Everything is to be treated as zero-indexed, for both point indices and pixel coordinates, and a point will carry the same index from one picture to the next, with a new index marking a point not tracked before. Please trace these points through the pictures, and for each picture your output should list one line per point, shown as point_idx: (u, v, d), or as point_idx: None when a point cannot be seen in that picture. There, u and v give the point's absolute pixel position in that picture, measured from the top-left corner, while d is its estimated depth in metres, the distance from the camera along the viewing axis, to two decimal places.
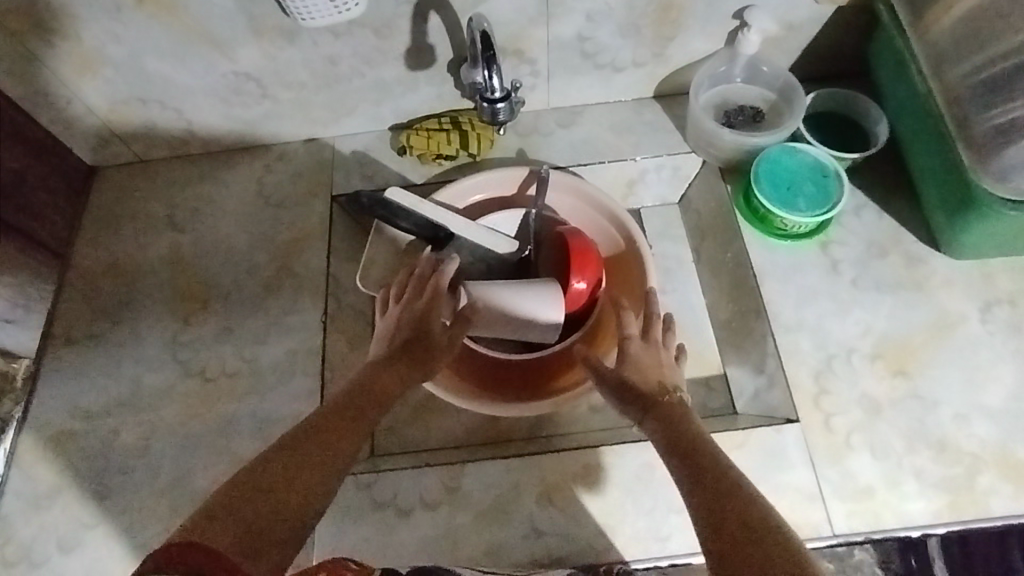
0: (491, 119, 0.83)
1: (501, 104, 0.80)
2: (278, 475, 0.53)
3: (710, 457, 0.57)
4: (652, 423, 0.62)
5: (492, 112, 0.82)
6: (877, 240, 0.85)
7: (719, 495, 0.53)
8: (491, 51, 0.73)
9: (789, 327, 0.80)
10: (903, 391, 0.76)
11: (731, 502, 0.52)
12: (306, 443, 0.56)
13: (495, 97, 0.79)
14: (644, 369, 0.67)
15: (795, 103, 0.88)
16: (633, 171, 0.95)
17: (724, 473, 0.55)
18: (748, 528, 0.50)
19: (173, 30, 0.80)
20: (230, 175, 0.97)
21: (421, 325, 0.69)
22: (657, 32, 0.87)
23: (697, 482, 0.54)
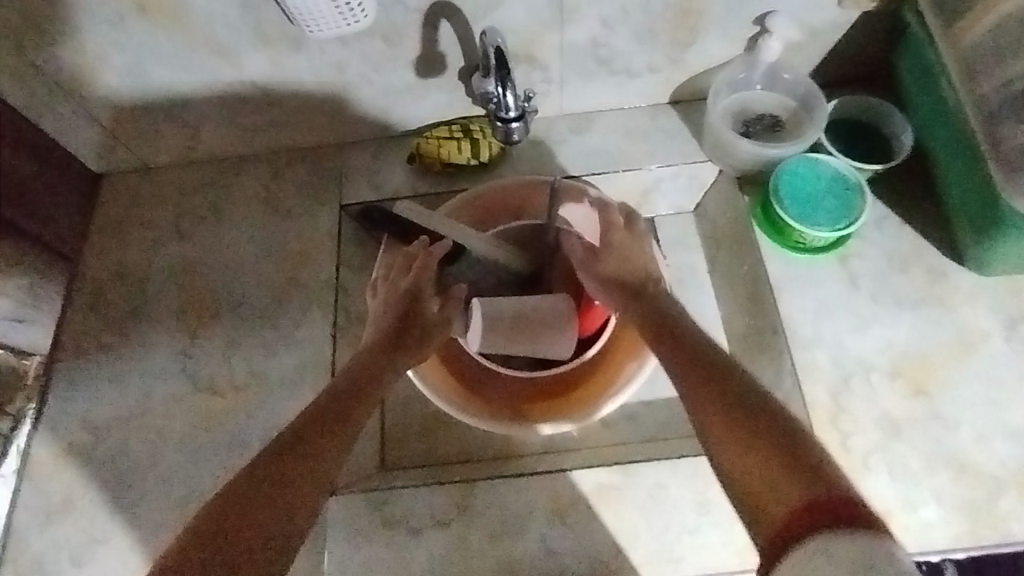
0: (505, 140, 0.80)
1: (516, 122, 0.77)
2: (267, 475, 0.57)
3: (710, 358, 0.64)
4: (658, 337, 0.69)
5: (507, 132, 0.79)
6: (899, 253, 0.82)
7: (723, 393, 0.60)
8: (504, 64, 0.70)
9: (807, 343, 0.79)
10: (924, 411, 0.74)
11: (733, 397, 0.60)
12: (297, 437, 0.60)
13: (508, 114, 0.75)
14: (642, 286, 0.75)
15: (816, 112, 0.86)
16: (648, 180, 0.93)
17: (724, 373, 0.62)
18: (755, 417, 0.58)
19: (178, 39, 0.78)
20: (237, 182, 0.95)
21: (405, 312, 0.74)
22: (674, 38, 0.84)
23: (705, 386, 0.61)
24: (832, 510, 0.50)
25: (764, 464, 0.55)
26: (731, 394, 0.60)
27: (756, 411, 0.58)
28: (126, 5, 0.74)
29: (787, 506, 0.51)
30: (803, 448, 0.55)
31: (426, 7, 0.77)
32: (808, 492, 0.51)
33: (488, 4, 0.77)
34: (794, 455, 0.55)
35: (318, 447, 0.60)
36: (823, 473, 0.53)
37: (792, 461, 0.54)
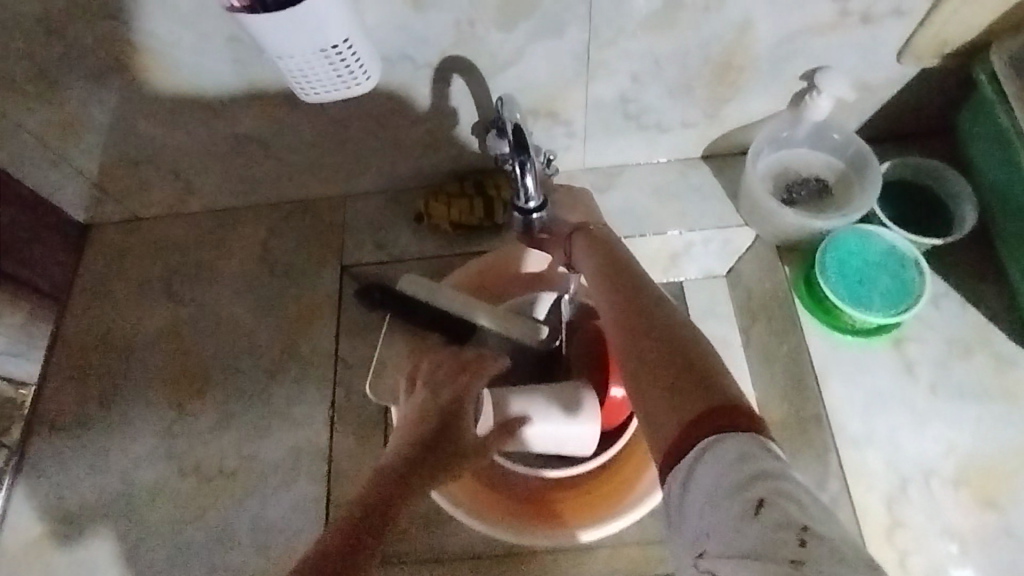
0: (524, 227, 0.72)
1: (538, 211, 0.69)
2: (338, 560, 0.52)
3: (650, 308, 0.58)
4: (601, 293, 0.65)
5: (527, 221, 0.71)
6: (961, 337, 0.74)
7: (649, 331, 0.56)
8: (524, 142, 0.61)
9: (857, 442, 0.70)
10: (992, 526, 0.66)
11: (658, 335, 0.55)
12: (360, 523, 0.55)
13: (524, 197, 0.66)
14: (598, 253, 0.70)
15: (868, 176, 0.77)
16: (677, 244, 0.85)
17: (656, 317, 0.57)
18: (672, 352, 0.52)
19: (166, 93, 0.72)
20: (231, 239, 0.87)
21: (449, 426, 0.62)
22: (711, 93, 0.76)
23: (631, 330, 0.57)
24: (714, 413, 0.46)
25: (658, 367, 0.52)
26: (658, 334, 0.55)
27: (672, 349, 0.53)
28: (106, 61, 0.67)
29: (661, 438, 0.48)
30: (710, 370, 0.49)
31: (437, 62, 0.69)
32: (698, 401, 0.47)
33: (505, 59, 0.69)
34: (694, 377, 0.49)
35: None
36: (722, 386, 0.48)
37: (687, 380, 0.49)
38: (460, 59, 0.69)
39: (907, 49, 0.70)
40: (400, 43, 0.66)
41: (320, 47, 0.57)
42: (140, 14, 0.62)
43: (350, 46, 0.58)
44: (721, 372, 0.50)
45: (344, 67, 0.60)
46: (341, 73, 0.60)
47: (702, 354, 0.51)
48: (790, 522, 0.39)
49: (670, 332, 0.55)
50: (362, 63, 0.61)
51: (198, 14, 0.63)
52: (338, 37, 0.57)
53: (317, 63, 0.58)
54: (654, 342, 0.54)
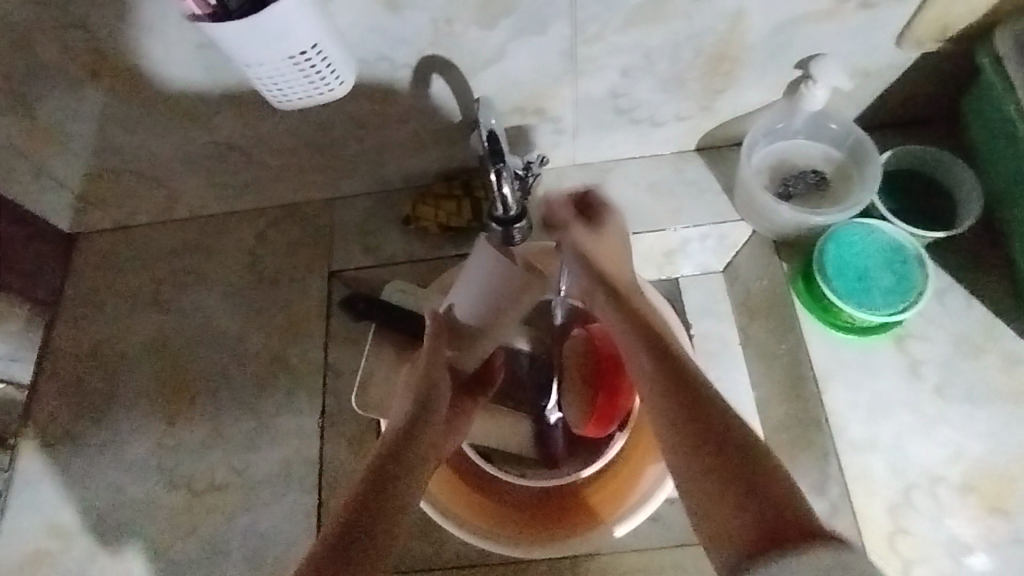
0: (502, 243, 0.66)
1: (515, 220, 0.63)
2: (366, 519, 0.54)
3: (693, 386, 0.58)
4: (632, 343, 0.63)
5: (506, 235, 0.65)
6: (967, 335, 0.71)
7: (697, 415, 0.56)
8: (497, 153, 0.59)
9: (859, 446, 0.68)
10: (999, 534, 0.64)
11: (707, 454, 0.53)
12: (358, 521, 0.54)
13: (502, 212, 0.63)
14: (609, 275, 0.67)
15: (868, 168, 0.75)
16: (672, 242, 0.82)
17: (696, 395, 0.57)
18: (728, 453, 0.53)
19: (142, 101, 0.70)
20: (218, 246, 0.86)
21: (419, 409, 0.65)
22: (704, 85, 0.73)
23: (676, 444, 0.56)
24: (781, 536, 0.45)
25: (718, 503, 0.51)
26: (705, 447, 0.54)
27: (720, 462, 0.52)
28: (77, 71, 0.65)
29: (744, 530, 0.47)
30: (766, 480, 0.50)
31: (417, 62, 0.67)
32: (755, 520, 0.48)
33: (487, 57, 0.67)
34: (758, 503, 0.49)
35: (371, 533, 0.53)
36: (789, 505, 0.48)
37: (748, 497, 0.49)
38: (441, 58, 0.66)
39: (907, 35, 0.67)
40: (377, 44, 0.64)
41: (290, 54, 0.54)
42: (107, 22, 0.60)
43: (321, 52, 0.56)
44: (784, 484, 0.50)
45: (318, 74, 0.58)
46: (314, 79, 0.58)
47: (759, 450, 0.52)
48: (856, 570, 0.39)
49: (718, 428, 0.54)
50: (335, 69, 0.58)
51: (168, 21, 0.61)
52: (308, 44, 0.54)
53: (287, 71, 0.56)
54: (702, 478, 0.53)
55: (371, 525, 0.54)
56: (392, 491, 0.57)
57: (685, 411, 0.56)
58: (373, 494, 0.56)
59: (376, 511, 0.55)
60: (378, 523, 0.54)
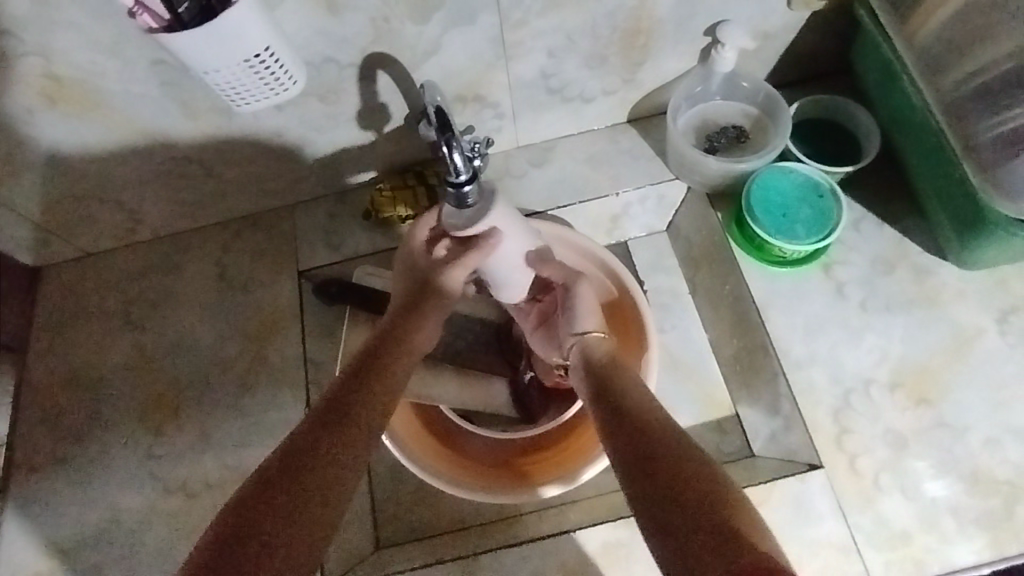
0: (456, 206, 0.65)
1: (469, 185, 0.62)
2: (287, 484, 0.51)
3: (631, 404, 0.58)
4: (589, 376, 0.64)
5: (459, 198, 0.64)
6: (882, 255, 0.80)
7: (644, 448, 0.52)
8: (442, 114, 0.60)
9: (801, 363, 0.76)
10: (929, 421, 0.72)
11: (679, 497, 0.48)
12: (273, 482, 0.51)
13: (456, 178, 0.62)
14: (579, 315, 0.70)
15: (780, 117, 0.83)
16: (616, 206, 0.89)
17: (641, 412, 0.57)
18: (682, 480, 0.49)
19: (98, 125, 0.73)
20: (187, 260, 0.89)
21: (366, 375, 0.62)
22: (625, 58, 0.80)
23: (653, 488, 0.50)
24: None
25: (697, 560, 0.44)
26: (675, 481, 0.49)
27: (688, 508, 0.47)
28: (31, 98, 0.68)
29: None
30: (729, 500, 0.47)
31: (361, 61, 0.71)
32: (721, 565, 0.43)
33: (425, 50, 0.72)
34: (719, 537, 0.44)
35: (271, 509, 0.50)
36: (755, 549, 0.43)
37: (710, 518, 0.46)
38: (382, 55, 0.72)
39: None
40: (322, 47, 0.69)
41: (243, 58, 0.59)
42: (59, 48, 0.63)
43: (273, 54, 0.61)
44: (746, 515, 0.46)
45: (271, 76, 0.63)
46: (268, 81, 0.63)
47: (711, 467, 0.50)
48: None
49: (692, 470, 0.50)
50: (286, 70, 0.63)
51: (117, 42, 0.64)
52: (259, 47, 0.59)
53: (242, 74, 0.60)
54: (681, 516, 0.47)
55: (298, 481, 0.51)
56: (322, 444, 0.54)
57: (636, 447, 0.53)
58: (302, 454, 0.53)
59: (300, 475, 0.52)
60: (306, 487, 0.51)
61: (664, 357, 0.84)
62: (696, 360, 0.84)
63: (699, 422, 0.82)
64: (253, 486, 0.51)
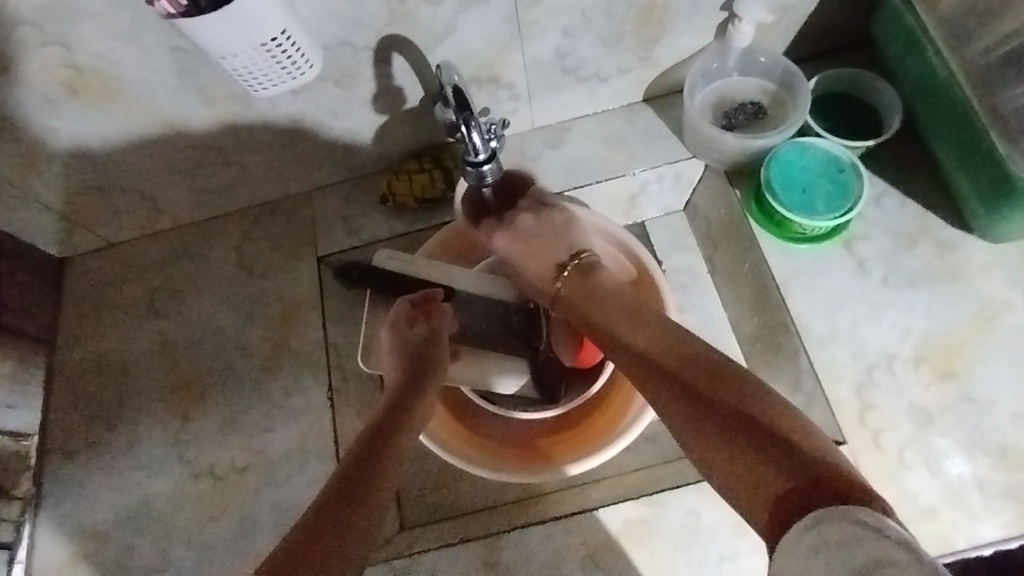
0: (476, 183, 0.70)
1: (488, 164, 0.67)
2: (347, 503, 0.56)
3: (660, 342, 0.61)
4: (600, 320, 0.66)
5: (479, 176, 0.69)
6: (904, 229, 0.79)
7: (696, 395, 0.55)
8: (466, 104, 0.62)
9: (823, 339, 0.75)
10: (954, 396, 0.71)
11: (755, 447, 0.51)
12: (340, 502, 0.56)
13: (478, 159, 0.66)
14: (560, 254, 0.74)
15: (799, 93, 0.82)
16: (633, 186, 0.89)
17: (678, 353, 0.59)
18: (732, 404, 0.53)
19: (119, 114, 0.74)
20: (208, 249, 0.90)
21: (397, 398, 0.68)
22: (640, 36, 0.79)
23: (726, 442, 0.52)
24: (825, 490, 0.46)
25: (767, 476, 0.49)
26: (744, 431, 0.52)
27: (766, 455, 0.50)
28: (54, 88, 0.69)
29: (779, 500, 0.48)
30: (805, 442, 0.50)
31: (376, 44, 0.71)
32: (796, 474, 0.48)
33: (440, 32, 0.72)
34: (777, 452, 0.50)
35: (339, 520, 0.54)
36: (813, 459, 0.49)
37: (788, 458, 0.49)
38: (398, 37, 0.71)
39: None
40: (338, 31, 0.69)
41: (261, 42, 0.59)
42: (80, 37, 0.64)
43: (289, 38, 0.61)
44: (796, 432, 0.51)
45: (289, 60, 0.63)
46: (285, 65, 0.63)
47: (787, 415, 0.52)
48: (863, 509, 0.43)
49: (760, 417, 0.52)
50: (303, 54, 0.64)
51: (136, 29, 0.64)
52: (277, 30, 0.59)
53: (260, 59, 0.60)
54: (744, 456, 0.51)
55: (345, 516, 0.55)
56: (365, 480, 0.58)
57: (696, 406, 0.55)
58: (354, 472, 0.58)
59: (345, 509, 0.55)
60: (359, 510, 0.56)
61: None
62: (715, 340, 0.84)
63: None
64: (320, 508, 0.55)
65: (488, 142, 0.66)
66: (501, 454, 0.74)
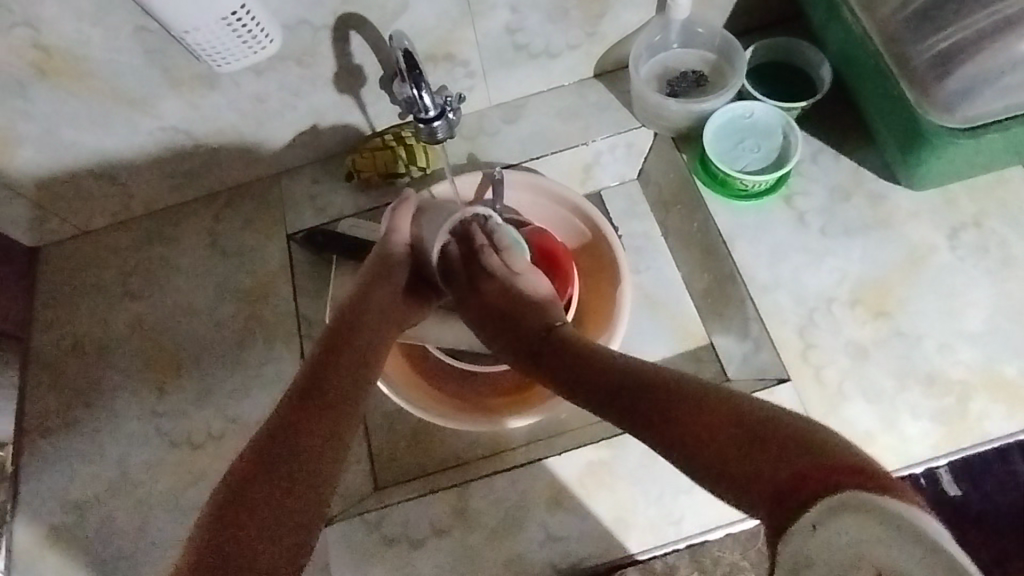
0: (430, 140, 0.76)
1: (438, 121, 0.73)
2: (276, 447, 0.55)
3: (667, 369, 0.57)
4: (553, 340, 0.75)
5: (431, 133, 0.75)
6: (839, 183, 0.84)
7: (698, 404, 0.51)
8: (416, 66, 0.70)
9: (767, 287, 0.80)
10: (886, 332, 0.76)
11: (737, 443, 0.47)
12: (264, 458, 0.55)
13: (428, 116, 0.72)
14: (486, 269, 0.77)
15: (736, 60, 0.88)
16: (587, 155, 0.93)
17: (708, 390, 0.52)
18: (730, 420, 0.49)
19: (88, 98, 0.77)
20: (181, 232, 0.92)
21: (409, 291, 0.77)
22: (585, 11, 0.84)
23: (693, 427, 0.49)
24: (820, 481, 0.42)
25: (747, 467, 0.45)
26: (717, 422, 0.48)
27: (796, 446, 0.45)
28: (24, 70, 0.72)
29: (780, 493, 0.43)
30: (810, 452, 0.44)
31: (333, 22, 0.76)
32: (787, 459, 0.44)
33: (394, 10, 0.77)
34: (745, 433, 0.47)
35: (272, 462, 0.54)
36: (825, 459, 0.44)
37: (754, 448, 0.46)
38: (355, 16, 0.76)
39: None
40: (296, 9, 0.73)
41: (222, 15, 0.63)
42: (48, 17, 0.68)
43: (249, 12, 0.65)
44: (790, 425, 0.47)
45: (249, 34, 0.67)
46: (246, 39, 0.67)
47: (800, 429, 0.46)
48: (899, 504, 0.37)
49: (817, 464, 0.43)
50: (262, 27, 0.68)
51: (103, 10, 0.68)
52: (236, 4, 0.63)
53: (220, 31, 0.65)
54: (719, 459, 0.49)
55: (265, 513, 0.51)
56: (282, 464, 0.54)
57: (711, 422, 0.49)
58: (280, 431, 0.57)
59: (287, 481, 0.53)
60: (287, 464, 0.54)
61: (638, 295, 0.89)
62: (669, 297, 0.88)
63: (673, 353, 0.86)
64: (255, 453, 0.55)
65: (440, 102, 0.73)
66: (462, 405, 0.79)
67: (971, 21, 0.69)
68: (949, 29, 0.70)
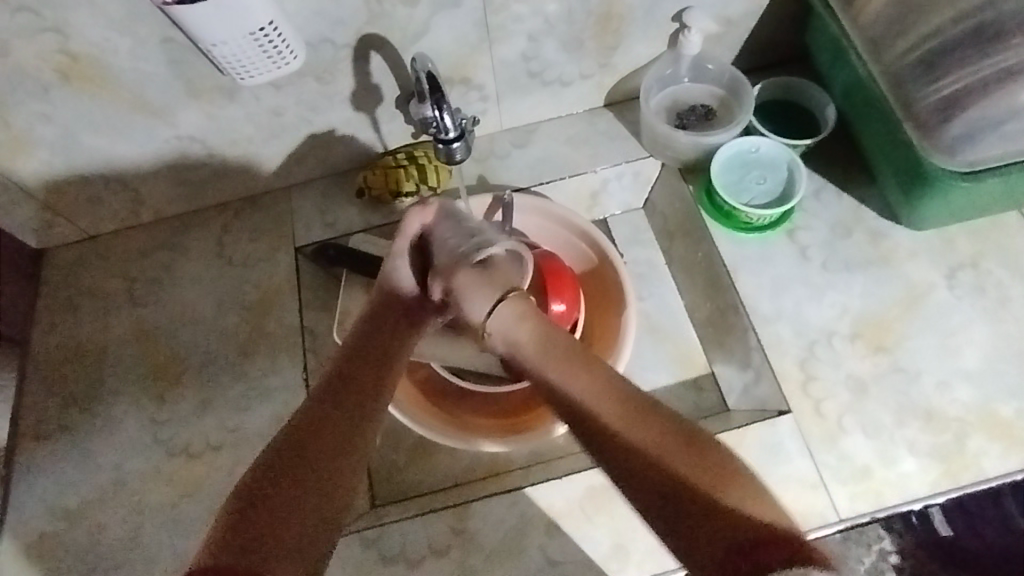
0: (447, 160, 0.77)
1: (457, 142, 0.75)
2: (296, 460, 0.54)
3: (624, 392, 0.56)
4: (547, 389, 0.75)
5: (449, 154, 0.76)
6: (840, 220, 0.86)
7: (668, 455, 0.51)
8: (438, 89, 0.72)
9: (769, 318, 0.81)
10: (886, 366, 0.77)
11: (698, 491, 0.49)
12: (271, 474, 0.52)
13: (449, 137, 0.74)
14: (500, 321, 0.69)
15: (743, 97, 0.90)
16: (595, 182, 0.95)
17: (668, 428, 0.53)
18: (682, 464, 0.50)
19: (107, 104, 0.78)
20: (188, 240, 0.92)
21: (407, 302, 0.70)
22: (600, 42, 0.86)
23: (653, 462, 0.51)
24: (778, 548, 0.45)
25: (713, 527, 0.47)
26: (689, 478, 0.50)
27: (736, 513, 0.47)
28: (48, 75, 0.73)
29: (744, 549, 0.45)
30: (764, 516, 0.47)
31: (355, 42, 0.78)
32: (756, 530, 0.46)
33: (415, 32, 0.79)
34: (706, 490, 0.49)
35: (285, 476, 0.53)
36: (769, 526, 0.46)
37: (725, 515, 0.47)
38: (376, 37, 0.78)
39: None
40: (320, 27, 0.75)
41: (250, 31, 0.65)
42: (77, 25, 0.69)
43: (276, 29, 0.67)
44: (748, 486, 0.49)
45: (274, 50, 0.68)
46: (271, 55, 0.69)
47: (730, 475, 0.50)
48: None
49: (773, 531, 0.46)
50: (287, 44, 0.69)
51: (133, 21, 0.70)
52: (264, 21, 0.65)
53: (247, 46, 0.66)
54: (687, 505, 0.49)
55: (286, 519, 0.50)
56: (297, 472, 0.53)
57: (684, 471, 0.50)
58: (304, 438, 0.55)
59: (295, 509, 0.51)
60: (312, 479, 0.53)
61: (643, 322, 0.91)
62: (672, 325, 0.91)
63: (675, 380, 0.88)
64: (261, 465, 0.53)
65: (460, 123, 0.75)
66: (459, 425, 0.79)
67: (976, 70, 0.71)
68: (952, 77, 0.73)
